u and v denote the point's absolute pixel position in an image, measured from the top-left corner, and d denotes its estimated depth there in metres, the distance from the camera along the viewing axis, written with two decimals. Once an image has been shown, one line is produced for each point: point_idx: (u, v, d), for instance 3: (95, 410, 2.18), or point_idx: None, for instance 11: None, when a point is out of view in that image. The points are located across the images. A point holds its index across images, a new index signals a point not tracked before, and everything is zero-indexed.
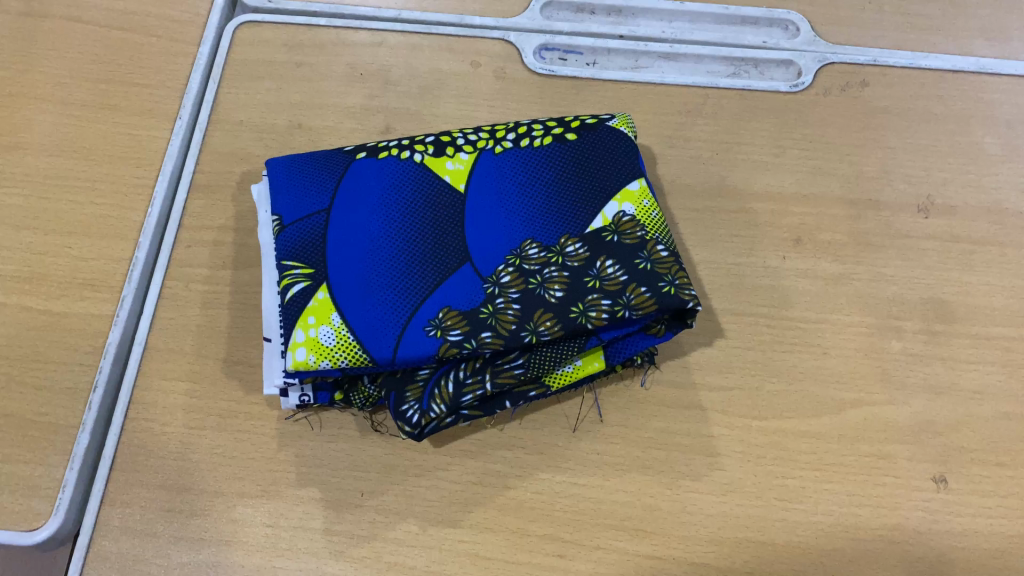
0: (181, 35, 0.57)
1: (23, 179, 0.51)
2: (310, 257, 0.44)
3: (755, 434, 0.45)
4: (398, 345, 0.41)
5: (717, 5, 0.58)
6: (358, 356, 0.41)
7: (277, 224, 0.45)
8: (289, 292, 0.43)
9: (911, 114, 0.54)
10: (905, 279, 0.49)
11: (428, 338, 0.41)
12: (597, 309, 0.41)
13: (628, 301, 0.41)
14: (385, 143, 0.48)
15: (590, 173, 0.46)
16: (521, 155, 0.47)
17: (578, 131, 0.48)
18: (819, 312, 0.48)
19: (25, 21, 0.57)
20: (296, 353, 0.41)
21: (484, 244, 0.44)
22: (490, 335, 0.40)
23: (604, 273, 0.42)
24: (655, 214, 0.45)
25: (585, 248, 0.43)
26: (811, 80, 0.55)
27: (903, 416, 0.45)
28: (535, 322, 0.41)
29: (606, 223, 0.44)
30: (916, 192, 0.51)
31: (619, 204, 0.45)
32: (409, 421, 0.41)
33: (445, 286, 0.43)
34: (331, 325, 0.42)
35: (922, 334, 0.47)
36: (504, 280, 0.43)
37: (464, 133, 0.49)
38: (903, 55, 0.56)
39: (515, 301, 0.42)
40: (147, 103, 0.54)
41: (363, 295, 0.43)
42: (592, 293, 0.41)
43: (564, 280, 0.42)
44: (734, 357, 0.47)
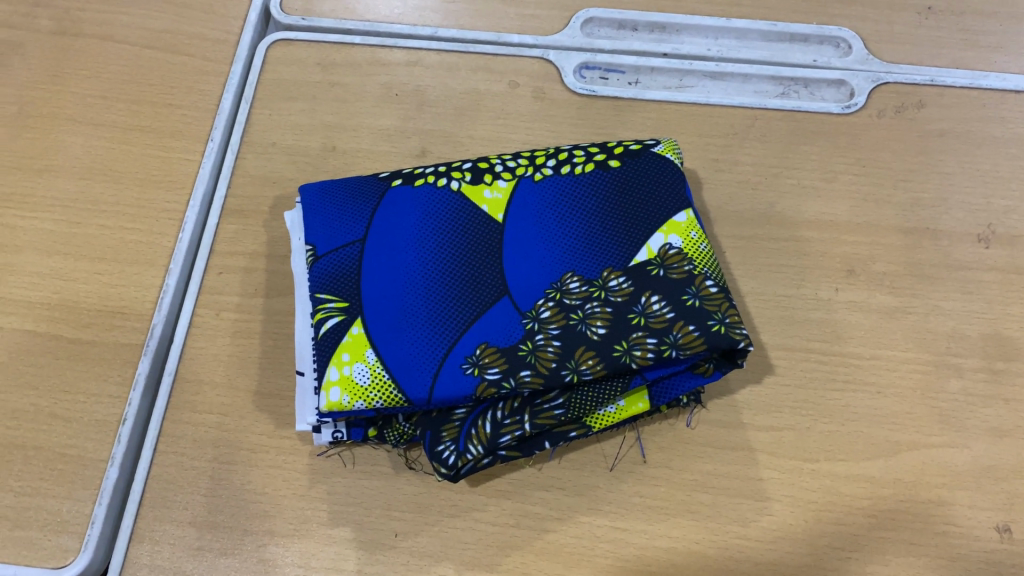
0: (213, 53, 0.56)
1: (53, 203, 0.50)
2: (344, 291, 0.42)
3: (806, 477, 0.43)
4: (434, 384, 0.39)
5: (765, 22, 0.56)
6: (393, 396, 0.39)
7: (311, 255, 0.44)
8: (323, 326, 0.42)
9: (970, 137, 0.51)
10: (965, 313, 0.46)
11: (465, 376, 0.39)
12: (643, 349, 0.39)
13: (676, 341, 0.39)
14: (421, 169, 0.47)
15: (633, 202, 0.44)
16: (562, 183, 0.45)
17: (621, 159, 0.46)
18: (872, 348, 0.46)
19: (57, 40, 0.56)
20: (330, 392, 0.40)
21: (523, 276, 0.42)
22: (529, 374, 0.39)
23: (649, 310, 0.40)
24: (703, 246, 0.43)
25: (629, 282, 0.41)
26: (864, 101, 0.53)
27: (964, 461, 0.43)
28: (577, 362, 0.39)
29: (651, 256, 0.42)
30: (976, 221, 0.49)
31: (665, 235, 0.43)
32: (445, 465, 0.39)
33: (482, 321, 0.41)
34: (365, 363, 0.40)
35: (983, 373, 0.45)
36: (543, 315, 0.41)
37: (502, 160, 0.47)
38: (962, 73, 0.53)
39: (556, 338, 0.40)
40: (178, 123, 0.53)
41: (397, 330, 0.41)
42: (637, 330, 0.39)
43: (607, 317, 0.40)
44: (784, 396, 0.45)
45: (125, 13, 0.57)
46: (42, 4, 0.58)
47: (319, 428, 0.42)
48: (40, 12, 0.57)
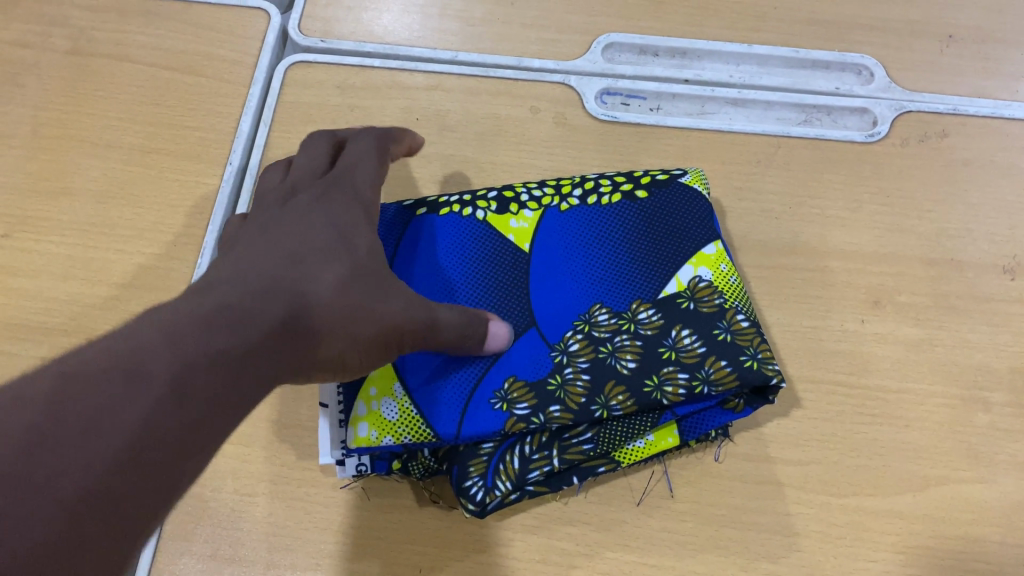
0: (230, 74, 0.55)
1: (70, 227, 0.50)
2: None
3: (834, 512, 0.42)
4: (462, 421, 0.39)
5: (787, 48, 0.56)
6: (422, 431, 0.39)
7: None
8: None
9: (994, 167, 0.51)
10: (991, 347, 0.46)
11: (494, 412, 0.39)
12: (674, 384, 0.39)
13: (707, 377, 0.38)
14: (444, 197, 0.46)
15: (661, 234, 0.44)
16: (588, 213, 0.45)
17: (648, 189, 0.45)
18: (899, 381, 0.45)
19: (74, 61, 0.56)
20: (358, 428, 0.40)
21: (550, 308, 0.42)
22: (558, 409, 0.38)
23: (680, 343, 0.40)
24: (734, 280, 0.43)
25: (658, 315, 0.41)
26: (887, 130, 0.52)
27: (994, 497, 0.42)
28: (607, 397, 0.39)
29: (680, 288, 0.42)
30: (1001, 252, 0.49)
31: (695, 267, 0.43)
32: (473, 501, 0.38)
33: (509, 355, 0.40)
34: (393, 398, 0.40)
35: (1010, 408, 0.45)
36: (572, 348, 0.40)
37: (527, 188, 0.46)
38: (984, 103, 0.53)
39: (585, 371, 0.39)
40: (196, 146, 0.53)
41: (423, 363, 0.41)
42: (668, 365, 0.39)
43: (637, 350, 0.40)
44: (812, 430, 0.44)
45: (140, 32, 0.57)
46: (57, 23, 0.57)
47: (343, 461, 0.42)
48: (55, 31, 0.57)
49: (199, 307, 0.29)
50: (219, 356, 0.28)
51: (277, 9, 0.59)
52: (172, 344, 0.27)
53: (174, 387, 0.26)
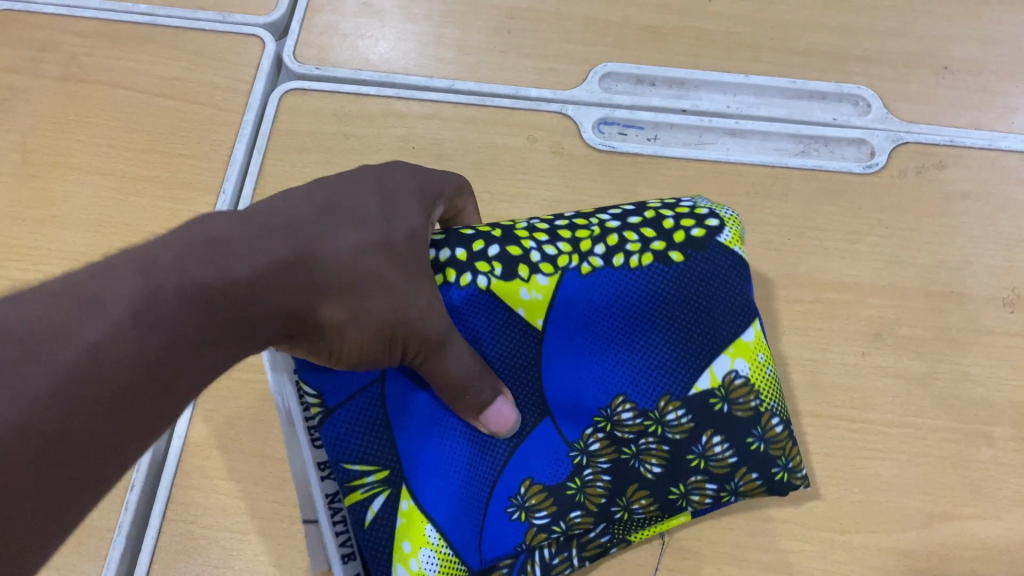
0: (224, 102, 0.55)
1: (59, 255, 0.49)
2: (378, 450, 0.34)
3: (837, 550, 0.42)
4: (483, 540, 0.37)
5: (784, 79, 0.56)
6: (457, 572, 0.35)
7: (314, 402, 0.34)
8: (369, 511, 0.34)
9: (992, 199, 0.51)
10: (993, 380, 0.46)
11: (513, 523, 0.37)
12: (701, 496, 0.40)
13: (733, 488, 0.40)
14: (433, 253, 0.36)
15: (694, 310, 0.39)
16: (614, 281, 0.38)
17: (683, 249, 0.39)
18: (901, 415, 0.45)
19: (65, 86, 0.55)
20: None
21: (570, 403, 0.38)
22: (579, 515, 0.38)
23: (711, 452, 0.39)
24: (768, 370, 0.40)
25: (688, 417, 0.39)
26: (885, 161, 0.52)
27: (998, 534, 0.42)
28: (628, 507, 0.39)
29: (716, 388, 0.39)
30: (1001, 285, 0.48)
31: (733, 362, 0.39)
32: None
33: (524, 447, 0.38)
34: (432, 547, 0.34)
35: (1013, 442, 0.44)
36: (592, 448, 0.38)
37: (538, 240, 0.37)
38: (981, 135, 0.53)
39: (606, 474, 0.39)
40: (189, 174, 0.52)
41: (447, 488, 0.35)
42: (696, 475, 0.39)
43: (663, 455, 0.39)
44: (814, 464, 0.44)
45: (133, 58, 0.56)
46: (48, 48, 0.57)
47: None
48: (46, 56, 0.56)
49: (190, 241, 0.28)
50: (187, 293, 0.27)
51: (272, 35, 0.58)
52: (145, 276, 0.26)
53: (137, 321, 0.25)
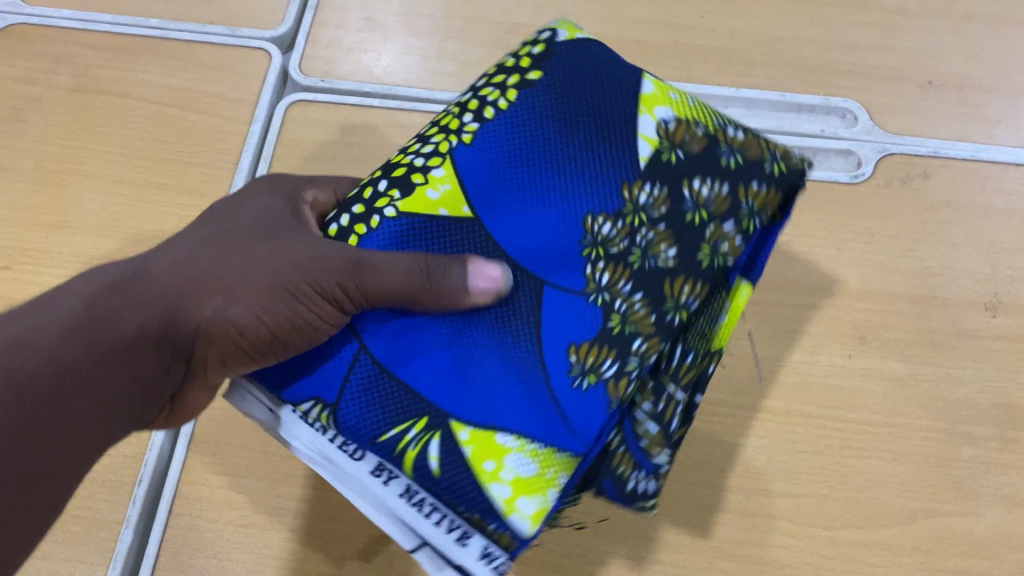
0: (230, 112, 0.56)
1: (71, 259, 0.51)
2: (401, 411, 0.32)
3: (824, 544, 0.43)
4: (564, 421, 0.31)
5: (773, 92, 0.57)
6: (562, 461, 0.31)
7: (324, 410, 0.33)
8: (432, 459, 0.31)
9: (975, 208, 0.52)
10: (975, 382, 0.47)
11: (589, 393, 0.32)
12: (727, 241, 0.33)
13: (750, 210, 0.34)
14: (338, 223, 0.35)
15: (605, 104, 0.35)
16: (504, 129, 0.35)
17: (534, 60, 0.36)
18: (886, 415, 0.46)
19: (77, 97, 0.57)
20: (523, 508, 0.31)
21: (553, 254, 0.33)
22: (643, 343, 0.32)
23: (702, 197, 0.33)
24: (691, 100, 0.36)
25: (657, 185, 0.33)
26: (871, 171, 0.54)
27: (980, 530, 0.43)
28: (685, 307, 0.32)
29: (658, 143, 0.34)
30: (983, 290, 0.50)
31: (663, 102, 0.35)
32: (632, 494, 0.34)
33: (546, 316, 0.33)
34: (512, 450, 0.31)
35: (994, 442, 0.46)
36: (603, 282, 0.33)
37: (412, 150, 0.35)
38: (964, 146, 0.55)
39: (634, 291, 0.33)
40: (197, 181, 0.54)
41: (496, 400, 0.32)
42: (709, 226, 0.33)
43: (670, 236, 0.33)
44: (802, 462, 0.45)
45: (143, 70, 0.58)
46: (61, 60, 0.59)
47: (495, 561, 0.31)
48: (60, 68, 0.58)
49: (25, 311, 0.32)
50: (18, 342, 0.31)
51: (277, 48, 0.60)
52: None
53: None
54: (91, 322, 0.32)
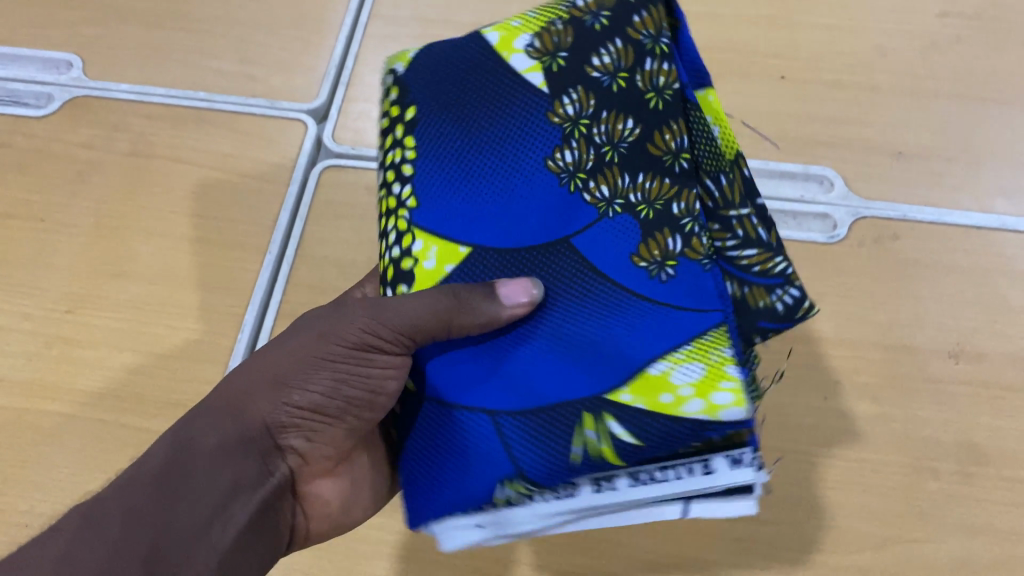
0: (270, 175, 0.63)
1: (126, 305, 0.57)
2: (568, 425, 0.36)
3: (798, 567, 0.48)
4: (686, 312, 0.35)
5: (757, 161, 0.64)
6: (716, 340, 0.35)
7: (517, 479, 0.36)
8: (624, 436, 0.35)
9: (940, 266, 0.58)
10: (939, 422, 0.52)
11: (678, 276, 0.36)
12: (661, 74, 0.38)
13: (656, 37, 0.39)
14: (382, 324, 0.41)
15: (482, 87, 0.41)
16: (429, 168, 0.41)
17: (399, 108, 0.43)
18: (858, 451, 0.51)
19: (133, 160, 0.64)
20: (720, 397, 0.34)
21: (553, 216, 0.38)
22: (678, 207, 0.37)
23: (608, 64, 0.39)
24: (533, 16, 0.42)
25: (570, 89, 0.39)
26: (845, 233, 0.60)
27: (943, 555, 0.48)
28: (679, 148, 0.37)
29: (541, 66, 0.40)
30: (947, 339, 0.55)
31: (515, 39, 0.42)
32: (790, 310, 0.37)
33: (598, 259, 0.37)
34: (671, 375, 0.35)
35: (956, 475, 0.50)
36: (603, 193, 0.38)
37: (386, 249, 0.41)
38: (930, 210, 0.61)
39: (631, 179, 0.38)
40: (239, 236, 0.60)
41: (625, 353, 0.36)
42: (636, 78, 0.39)
43: (615, 114, 0.38)
44: (781, 494, 0.51)
45: (192, 138, 0.65)
46: (119, 128, 0.66)
47: (743, 465, 0.35)
48: (118, 135, 0.65)
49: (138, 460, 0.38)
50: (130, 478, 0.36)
51: (313, 119, 0.67)
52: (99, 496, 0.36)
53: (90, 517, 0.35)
54: (180, 443, 0.38)
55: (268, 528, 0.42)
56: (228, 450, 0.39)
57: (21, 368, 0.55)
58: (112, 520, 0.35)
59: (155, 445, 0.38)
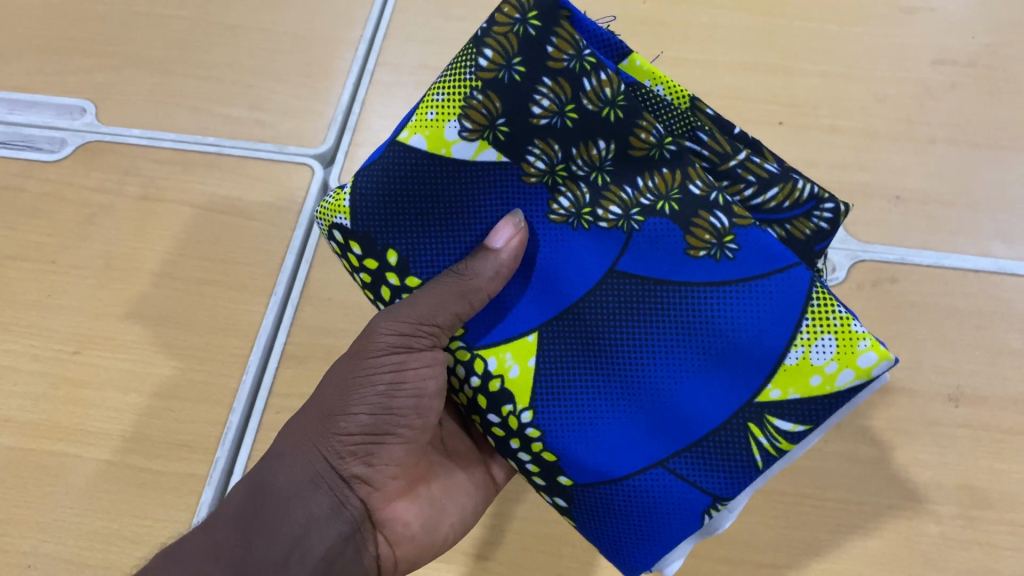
0: (276, 218, 0.64)
1: (133, 347, 0.58)
2: (738, 441, 0.37)
3: None
4: (777, 288, 0.36)
5: None
6: (822, 300, 0.36)
7: (719, 504, 0.37)
8: (794, 430, 0.36)
9: (939, 309, 0.58)
10: (939, 465, 0.52)
11: (741, 255, 0.36)
12: (605, 85, 0.37)
13: (578, 54, 0.37)
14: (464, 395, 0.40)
15: (434, 177, 0.38)
16: (424, 265, 0.39)
17: (347, 240, 0.39)
18: (858, 494, 0.52)
19: (143, 204, 0.65)
20: (866, 355, 0.35)
21: (590, 259, 0.38)
22: (698, 185, 0.37)
23: (547, 104, 0.37)
24: (439, 96, 0.38)
25: (529, 146, 0.38)
26: (844, 276, 0.61)
27: None
28: (660, 138, 0.37)
29: (485, 142, 0.38)
30: (947, 382, 0.55)
31: (442, 130, 0.38)
32: (835, 222, 0.39)
33: (674, 275, 0.37)
34: (803, 358, 0.36)
35: (958, 519, 0.50)
36: (618, 215, 0.38)
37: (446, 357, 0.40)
38: (928, 254, 0.61)
39: (641, 192, 0.38)
40: (245, 278, 0.61)
41: (756, 351, 0.36)
42: (586, 103, 0.37)
43: (584, 144, 0.38)
44: (782, 536, 0.51)
45: (201, 181, 0.66)
46: (130, 172, 0.67)
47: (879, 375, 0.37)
48: (128, 179, 0.66)
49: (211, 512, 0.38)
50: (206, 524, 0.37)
51: (320, 163, 0.68)
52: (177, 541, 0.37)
53: (169, 554, 0.36)
54: (254, 488, 0.38)
55: (348, 561, 0.41)
56: (298, 487, 0.39)
57: (28, 408, 0.55)
58: (190, 557, 0.36)
59: (232, 494, 0.39)
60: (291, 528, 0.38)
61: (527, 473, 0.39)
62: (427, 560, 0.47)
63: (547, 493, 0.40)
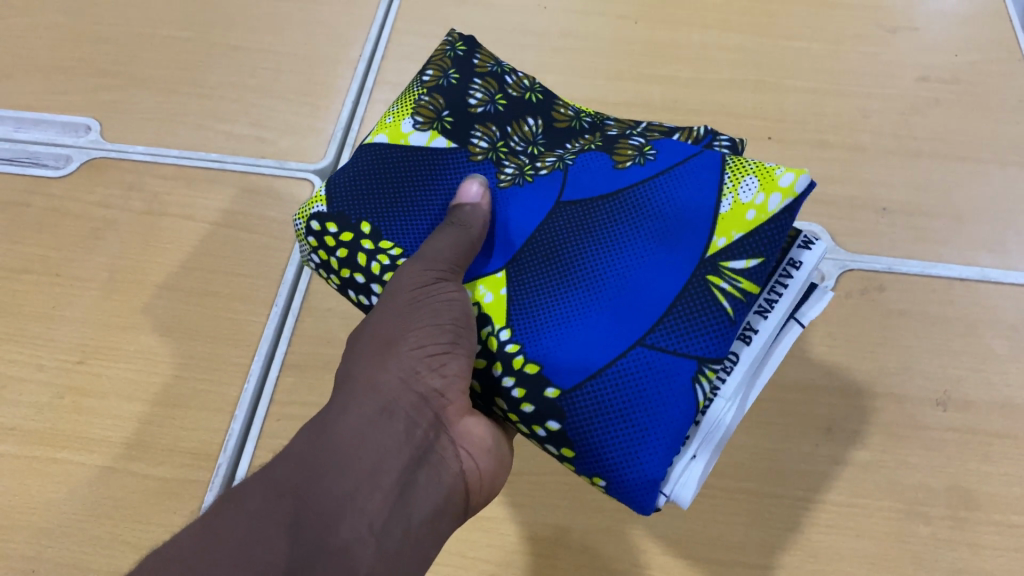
0: (278, 232, 0.65)
1: (136, 356, 0.59)
2: (705, 299, 0.39)
3: None
4: (692, 166, 0.43)
5: None
6: (734, 164, 0.42)
7: (706, 366, 0.38)
8: (747, 266, 0.39)
9: (925, 316, 0.60)
10: (928, 467, 0.53)
11: (657, 155, 0.44)
12: (521, 82, 0.49)
13: (499, 64, 0.50)
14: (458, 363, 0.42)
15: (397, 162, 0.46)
16: (397, 232, 0.44)
17: (324, 224, 0.44)
18: (850, 496, 0.53)
19: (146, 218, 0.66)
20: (783, 177, 0.40)
21: (540, 193, 0.44)
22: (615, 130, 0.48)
23: (479, 98, 0.48)
24: (394, 109, 0.49)
25: (473, 133, 0.47)
26: (833, 283, 0.62)
27: None
28: (576, 113, 0.49)
29: (435, 131, 0.47)
30: (935, 387, 0.56)
31: (399, 126, 0.47)
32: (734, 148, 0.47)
33: (618, 180, 0.43)
34: (731, 206, 0.41)
35: (947, 520, 0.51)
36: (551, 160, 0.46)
37: None
38: (914, 263, 0.63)
39: (563, 149, 0.47)
40: (247, 290, 0.62)
41: (692, 212, 0.41)
42: (512, 95, 0.49)
43: (516, 123, 0.47)
44: (775, 538, 0.52)
45: (203, 197, 0.67)
46: (134, 188, 0.68)
47: (810, 242, 0.43)
48: (133, 194, 0.68)
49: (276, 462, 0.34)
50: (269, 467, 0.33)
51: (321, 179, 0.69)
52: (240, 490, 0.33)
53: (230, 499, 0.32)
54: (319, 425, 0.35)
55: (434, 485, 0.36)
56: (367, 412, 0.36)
57: (32, 417, 0.56)
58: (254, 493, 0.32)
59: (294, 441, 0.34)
60: (371, 454, 0.34)
61: (515, 405, 0.40)
62: (502, 477, 0.42)
63: (536, 424, 0.39)
